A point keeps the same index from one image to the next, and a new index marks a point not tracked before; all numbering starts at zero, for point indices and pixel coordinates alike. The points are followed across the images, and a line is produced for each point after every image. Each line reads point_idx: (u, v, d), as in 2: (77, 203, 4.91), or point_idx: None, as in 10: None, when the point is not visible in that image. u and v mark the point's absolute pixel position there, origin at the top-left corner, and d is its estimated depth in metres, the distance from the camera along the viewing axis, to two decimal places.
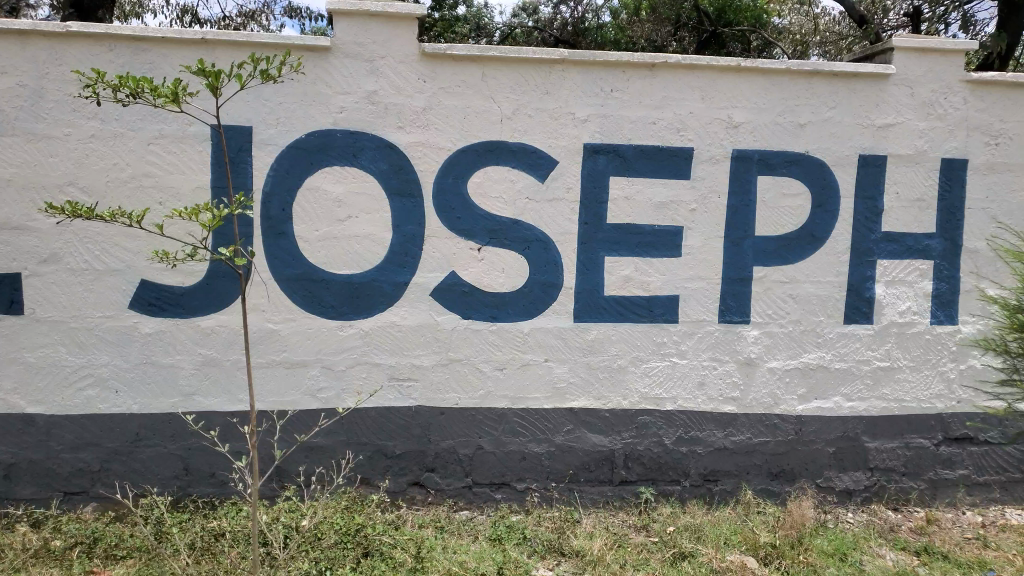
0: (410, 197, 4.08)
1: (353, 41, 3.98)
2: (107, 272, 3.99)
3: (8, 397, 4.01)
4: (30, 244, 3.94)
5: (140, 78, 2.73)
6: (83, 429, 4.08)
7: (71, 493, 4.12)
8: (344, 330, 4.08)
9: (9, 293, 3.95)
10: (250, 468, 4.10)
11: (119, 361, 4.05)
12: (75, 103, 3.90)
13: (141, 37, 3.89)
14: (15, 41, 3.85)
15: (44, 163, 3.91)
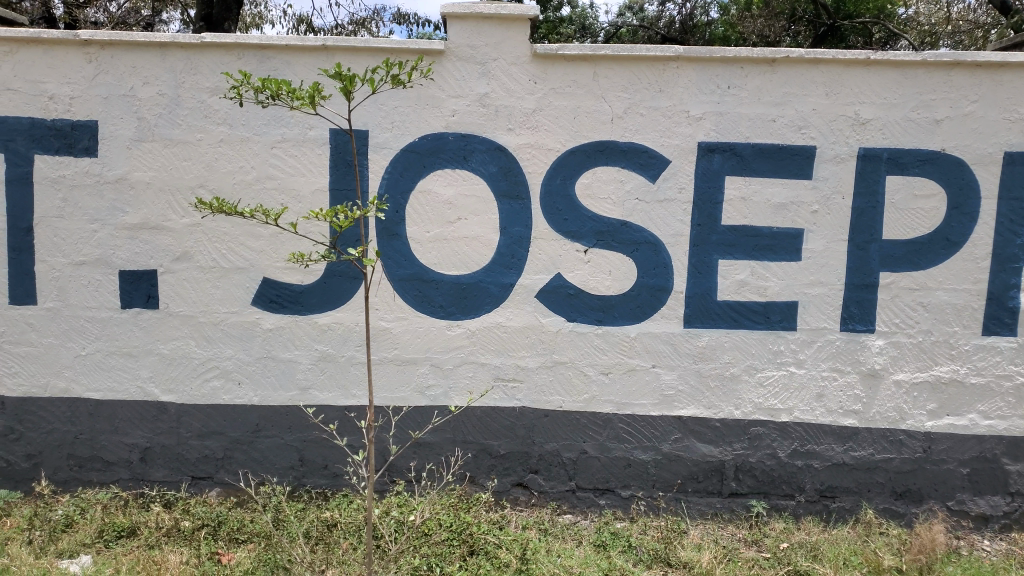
0: (518, 199, 4.09)
1: (466, 44, 4.02)
2: (232, 270, 4.21)
3: (145, 385, 4.30)
4: (165, 242, 4.20)
5: (281, 80, 2.82)
6: (209, 419, 4.32)
7: (198, 478, 4.37)
8: (452, 330, 4.13)
9: (147, 289, 4.23)
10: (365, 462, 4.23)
11: (243, 354, 4.26)
12: (208, 110, 4.13)
13: (268, 45, 4.08)
14: (156, 52, 4.12)
15: (180, 167, 4.16)
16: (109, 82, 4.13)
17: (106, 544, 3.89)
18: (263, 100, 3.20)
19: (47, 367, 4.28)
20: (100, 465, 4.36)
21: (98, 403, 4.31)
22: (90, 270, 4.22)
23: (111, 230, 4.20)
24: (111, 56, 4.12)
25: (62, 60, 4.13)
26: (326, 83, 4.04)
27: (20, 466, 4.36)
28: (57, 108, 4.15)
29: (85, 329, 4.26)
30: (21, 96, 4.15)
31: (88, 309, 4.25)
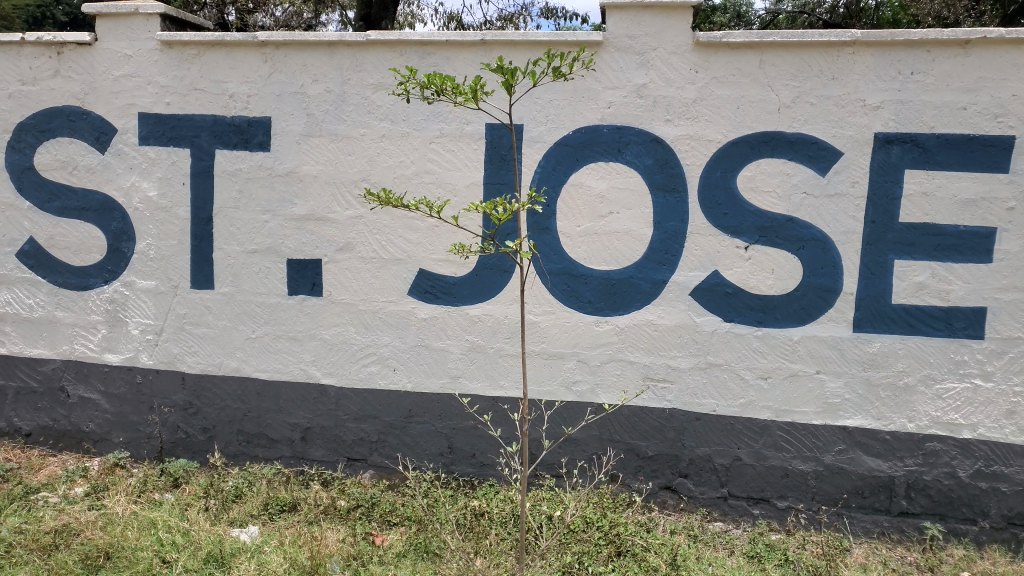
0: (674, 192, 3.96)
1: (626, 35, 3.94)
2: (390, 261, 4.37)
3: (307, 368, 4.53)
4: (330, 233, 4.41)
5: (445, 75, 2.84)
6: (365, 402, 4.49)
7: (353, 460, 4.56)
8: (601, 326, 4.07)
9: (312, 277, 4.45)
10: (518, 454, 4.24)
11: (398, 342, 4.41)
12: (371, 106, 4.30)
13: (428, 41, 4.18)
14: (324, 51, 4.32)
15: (344, 161, 4.36)
16: (282, 80, 4.38)
17: (271, 516, 4.14)
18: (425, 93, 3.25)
19: (221, 347, 4.60)
20: (265, 441, 4.64)
21: (265, 383, 4.59)
22: (262, 258, 4.49)
23: (281, 220, 4.45)
24: (284, 56, 4.36)
25: (241, 60, 4.42)
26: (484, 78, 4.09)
27: (196, 438, 4.71)
28: (236, 105, 4.45)
29: (256, 313, 4.54)
30: (206, 95, 4.48)
31: (259, 294, 4.52)
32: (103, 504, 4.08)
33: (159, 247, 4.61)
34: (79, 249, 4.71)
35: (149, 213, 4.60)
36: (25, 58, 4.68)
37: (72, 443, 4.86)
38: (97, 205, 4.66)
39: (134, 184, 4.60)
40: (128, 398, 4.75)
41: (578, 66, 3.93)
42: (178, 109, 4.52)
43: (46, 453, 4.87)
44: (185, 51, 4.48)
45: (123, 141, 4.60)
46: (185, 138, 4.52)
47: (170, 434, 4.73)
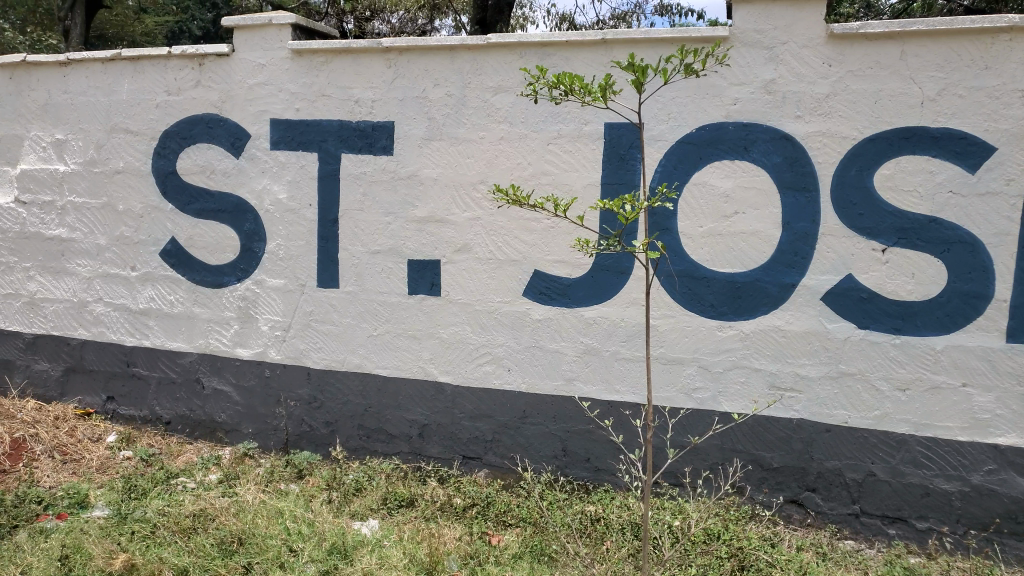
0: (805, 192, 3.78)
1: (753, 29, 3.79)
2: (507, 262, 4.39)
3: (425, 366, 4.61)
4: (449, 234, 4.49)
5: (574, 75, 2.80)
6: (481, 401, 4.53)
7: (469, 458, 4.60)
8: (723, 331, 3.93)
9: (431, 278, 4.55)
10: (641, 462, 4.14)
11: (513, 342, 4.42)
12: (490, 109, 4.35)
13: (549, 42, 4.19)
14: (446, 55, 4.42)
15: (463, 163, 4.43)
16: (405, 85, 4.51)
17: (389, 511, 4.24)
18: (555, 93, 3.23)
19: (344, 343, 4.76)
20: (384, 436, 4.76)
21: (385, 379, 4.71)
22: (384, 258, 4.62)
23: (403, 222, 4.57)
24: (408, 61, 4.50)
25: (367, 67, 4.58)
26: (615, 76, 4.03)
27: (319, 431, 4.89)
28: (361, 111, 4.61)
29: (377, 312, 4.67)
30: (333, 101, 4.66)
31: (381, 293, 4.65)
32: (236, 492, 4.30)
33: (288, 247, 4.81)
34: (215, 249, 4.99)
35: (279, 215, 4.81)
36: (170, 69, 5.01)
37: (207, 432, 5.14)
38: (232, 207, 4.92)
39: (265, 187, 4.83)
40: (258, 391, 4.99)
41: (711, 62, 3.80)
42: (307, 115, 4.71)
43: (184, 441, 5.18)
44: (314, 59, 4.68)
45: (256, 146, 4.83)
46: (313, 142, 4.71)
47: (296, 427, 4.93)
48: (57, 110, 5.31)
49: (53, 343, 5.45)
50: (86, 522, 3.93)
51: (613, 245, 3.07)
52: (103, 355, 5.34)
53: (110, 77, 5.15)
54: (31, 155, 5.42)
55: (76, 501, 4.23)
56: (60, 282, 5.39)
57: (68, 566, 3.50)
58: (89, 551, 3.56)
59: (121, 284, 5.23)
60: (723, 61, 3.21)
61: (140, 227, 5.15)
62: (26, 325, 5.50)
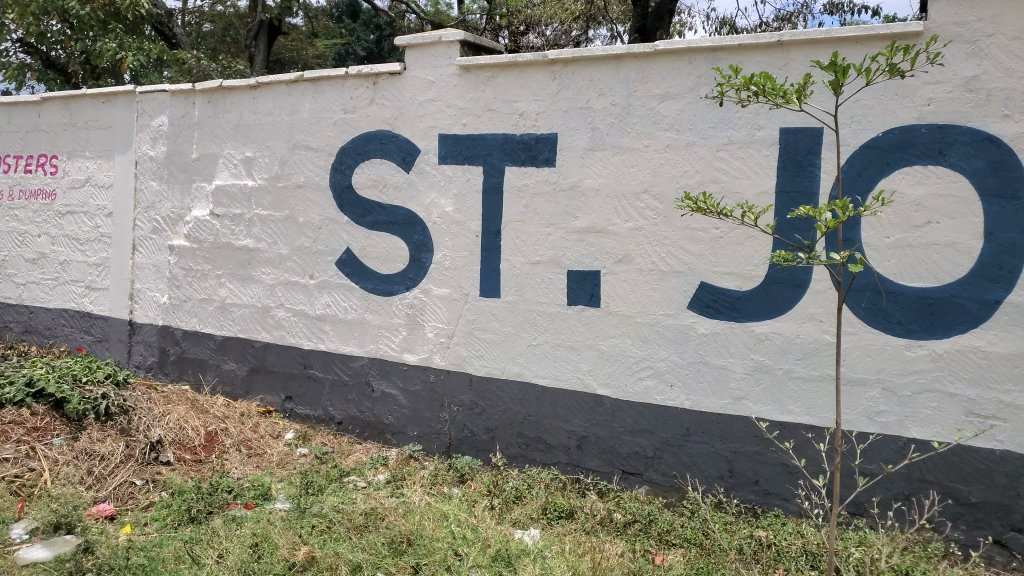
0: (1012, 199, 3.42)
1: (952, 22, 3.50)
2: (671, 273, 4.29)
3: (585, 377, 4.59)
4: (610, 245, 4.45)
5: (768, 76, 2.74)
6: (641, 416, 4.44)
7: (628, 473, 4.52)
8: (912, 350, 3.63)
9: (591, 289, 4.52)
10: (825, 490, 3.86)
11: (677, 357, 4.31)
12: (656, 117, 4.29)
13: (719, 47, 4.08)
14: (612, 65, 4.41)
15: (628, 173, 4.38)
16: (569, 96, 4.53)
17: (550, 521, 4.24)
18: (743, 97, 3.18)
19: (505, 352, 4.83)
20: (543, 446, 4.77)
21: (544, 389, 4.72)
22: (544, 269, 4.65)
23: (564, 233, 4.58)
24: (573, 72, 4.52)
25: (532, 79, 4.65)
26: (813, 75, 3.80)
27: (480, 438, 4.98)
28: (525, 123, 4.68)
29: (537, 322, 4.70)
30: (498, 115, 4.77)
31: (541, 304, 4.68)
32: (403, 493, 4.46)
33: (454, 258, 4.96)
34: (386, 258, 5.23)
35: (445, 227, 4.98)
36: (347, 89, 5.32)
37: (375, 433, 5.38)
38: (402, 219, 5.15)
39: (433, 200, 5.01)
40: (423, 396, 5.16)
41: (921, 60, 3.50)
42: (473, 129, 4.85)
43: (354, 441, 5.45)
44: (481, 74, 4.81)
45: (425, 161, 5.03)
46: (478, 156, 4.83)
47: (458, 432, 5.05)
48: (247, 130, 5.77)
49: (240, 344, 5.91)
50: (271, 513, 4.22)
51: (806, 254, 2.95)
52: (284, 356, 5.72)
53: (294, 98, 5.54)
54: (224, 171, 5.92)
55: (261, 493, 4.55)
56: (247, 288, 5.83)
57: (258, 553, 3.75)
58: (276, 541, 3.80)
59: (301, 291, 5.59)
60: (933, 60, 3.00)
61: (318, 238, 5.49)
62: (218, 327, 6.00)
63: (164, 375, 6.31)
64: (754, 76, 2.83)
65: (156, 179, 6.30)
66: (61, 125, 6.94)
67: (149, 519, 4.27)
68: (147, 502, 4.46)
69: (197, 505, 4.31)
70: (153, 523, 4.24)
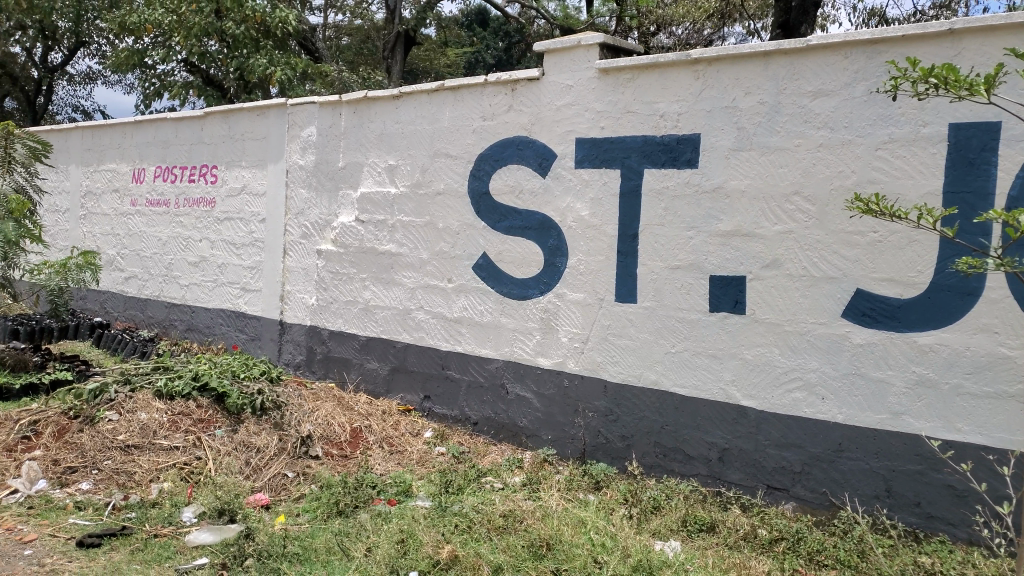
0: None
1: None
2: (823, 280, 4.07)
3: (727, 387, 4.43)
4: (756, 250, 4.28)
5: (952, 67, 2.63)
6: (789, 429, 4.23)
7: (774, 488, 4.31)
8: None
9: (735, 295, 4.36)
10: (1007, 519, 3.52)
11: (829, 368, 4.08)
12: (808, 115, 4.09)
13: (881, 39, 3.83)
14: (760, 62, 4.24)
15: (776, 174, 4.20)
16: (714, 96, 4.40)
17: (690, 534, 4.12)
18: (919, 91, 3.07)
19: (642, 359, 4.74)
20: (682, 457, 4.64)
21: (683, 398, 4.60)
22: (685, 274, 4.53)
23: (706, 237, 4.45)
24: (717, 71, 4.39)
25: (674, 79, 4.55)
26: (1003, 64, 3.50)
27: (616, 445, 4.90)
28: (666, 125, 4.58)
29: (677, 328, 4.58)
30: (637, 117, 4.70)
31: (681, 310, 4.56)
32: (540, 496, 4.47)
33: (589, 262, 4.93)
34: (521, 263, 5.27)
35: (581, 231, 4.95)
36: (486, 95, 5.42)
37: (510, 435, 5.43)
38: (538, 224, 5.17)
39: (569, 205, 5.00)
40: (557, 400, 5.16)
41: None
42: (612, 132, 4.80)
43: (490, 442, 5.52)
44: (620, 76, 4.76)
45: (562, 165, 5.03)
46: (616, 159, 4.78)
47: (592, 438, 5.00)
48: (390, 138, 5.99)
49: (381, 344, 6.14)
50: (413, 510, 4.34)
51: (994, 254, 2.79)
52: (423, 357, 5.89)
53: (435, 107, 5.70)
54: (369, 179, 6.16)
55: (403, 490, 4.69)
56: (389, 291, 6.05)
57: (405, 549, 3.84)
58: (421, 538, 3.88)
59: (439, 295, 5.73)
60: None
61: (456, 243, 5.62)
62: (361, 328, 6.26)
63: (312, 372, 6.64)
64: (935, 68, 2.74)
65: (305, 187, 6.65)
66: (221, 137, 7.46)
67: (301, 509, 4.50)
68: (298, 494, 4.71)
69: (344, 499, 4.49)
70: (304, 514, 4.46)
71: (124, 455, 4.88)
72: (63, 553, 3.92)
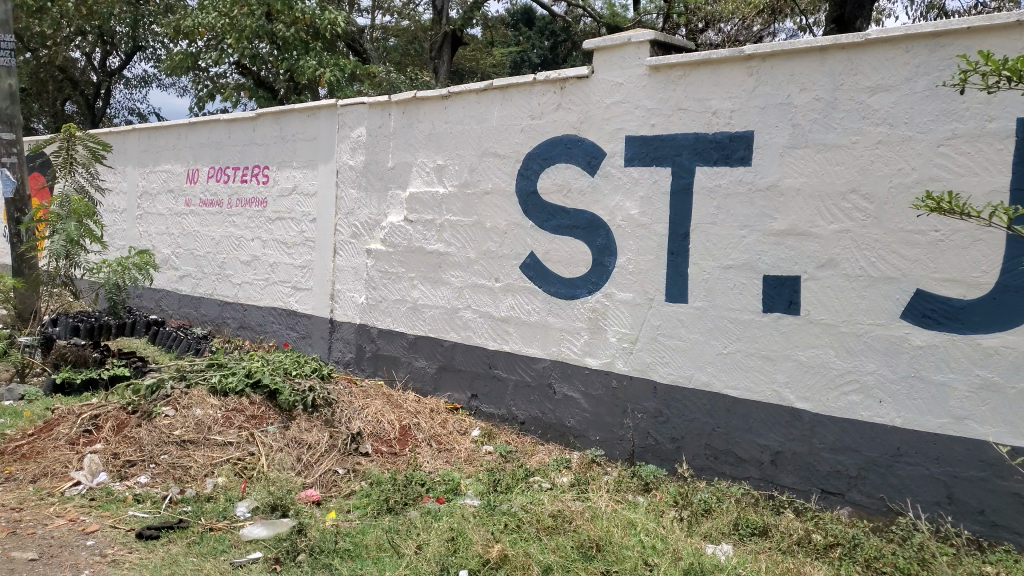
0: None
1: None
2: (881, 280, 3.96)
3: (780, 389, 4.35)
4: (811, 249, 4.19)
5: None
6: (844, 433, 4.13)
7: (828, 493, 4.21)
8: None
9: (789, 295, 4.28)
10: None
11: (887, 370, 3.97)
12: (866, 110, 3.98)
13: (944, 32, 3.72)
14: (816, 57, 4.15)
15: (832, 171, 4.10)
16: (767, 92, 4.32)
17: (742, 537, 4.05)
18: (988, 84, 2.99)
19: (693, 360, 4.68)
20: (733, 459, 4.56)
21: (735, 400, 4.53)
22: (737, 274, 4.46)
23: (759, 236, 4.37)
24: (771, 67, 4.31)
25: (726, 76, 4.48)
26: None
27: (665, 446, 4.85)
28: (718, 122, 4.51)
29: (729, 329, 4.52)
30: (688, 114, 4.64)
31: (733, 311, 4.49)
32: (589, 497, 4.45)
33: (639, 261, 4.88)
34: (570, 262, 5.25)
35: (631, 230, 4.91)
36: (535, 95, 5.41)
37: (558, 435, 5.41)
38: (587, 223, 5.14)
39: (619, 204, 4.96)
40: (605, 401, 5.12)
41: None
42: (662, 130, 4.75)
43: (537, 441, 5.51)
44: (671, 73, 4.71)
45: (611, 164, 4.99)
46: (666, 157, 4.73)
47: (641, 439, 4.95)
48: (439, 138, 6.02)
49: (429, 343, 6.18)
50: (462, 508, 4.36)
51: None
52: (470, 356, 5.90)
53: (483, 106, 5.71)
54: (418, 179, 6.21)
55: (451, 488, 4.72)
56: (437, 290, 6.09)
57: (455, 547, 3.85)
58: (471, 537, 3.88)
59: (487, 294, 5.74)
60: None
61: (504, 243, 5.62)
62: (410, 326, 6.31)
63: (361, 370, 6.72)
64: (1009, 61, 2.66)
65: (355, 187, 6.73)
66: (273, 139, 7.60)
67: (351, 506, 4.56)
68: (349, 490, 4.76)
69: (394, 496, 4.53)
70: (355, 510, 4.51)
71: (181, 449, 4.99)
72: (123, 545, 4.03)
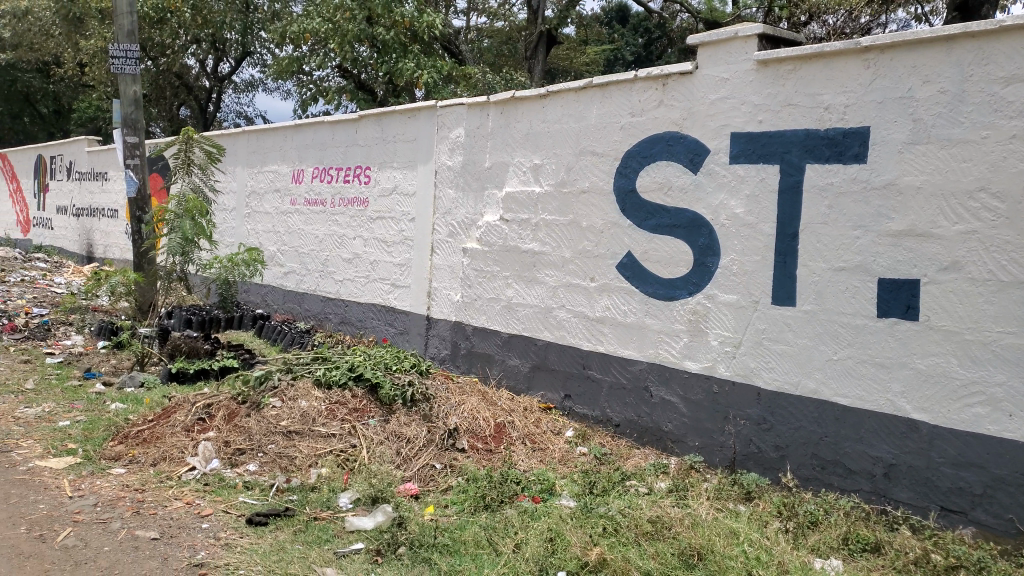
0: None
1: None
2: (1012, 284, 3.69)
3: (895, 399, 4.11)
4: (932, 251, 3.95)
5: None
6: (967, 448, 3.87)
7: (949, 510, 3.94)
8: None
9: (906, 300, 4.04)
10: None
11: (1018, 382, 3.69)
12: (999, 103, 3.72)
13: None
14: (942, 47, 3.90)
15: (957, 169, 3.85)
16: (886, 86, 4.09)
17: (852, 553, 3.85)
18: None
19: (799, 366, 4.49)
20: (842, 471, 4.34)
21: (845, 409, 4.31)
22: (850, 276, 4.25)
23: (875, 237, 4.15)
24: (891, 59, 4.08)
25: (841, 69, 4.27)
26: None
27: (768, 455, 4.67)
28: (831, 118, 4.31)
29: (839, 334, 4.31)
30: (799, 110, 4.45)
31: (844, 315, 4.28)
32: (688, 503, 4.33)
33: (743, 262, 4.73)
34: (669, 262, 5.14)
35: (735, 230, 4.77)
36: (635, 92, 5.32)
37: (655, 438, 5.31)
38: (688, 223, 5.03)
39: (722, 202, 4.83)
40: (705, 406, 4.99)
41: None
42: (770, 126, 4.59)
43: (633, 444, 5.43)
44: (780, 68, 4.54)
45: (715, 162, 4.86)
46: (774, 155, 4.56)
47: (743, 446, 4.80)
48: (536, 138, 6.02)
49: (524, 342, 6.19)
50: (558, 509, 4.34)
51: None
52: (565, 356, 5.87)
53: (582, 105, 5.67)
54: (515, 178, 6.23)
55: (546, 488, 4.71)
56: (531, 290, 6.09)
57: (553, 548, 3.82)
58: (569, 539, 3.85)
59: (582, 294, 5.70)
60: None
61: (600, 242, 5.56)
62: (504, 325, 6.34)
63: (456, 367, 6.81)
64: None
65: (453, 187, 6.82)
66: (374, 139, 7.79)
67: (449, 501, 4.61)
68: (445, 485, 4.83)
69: (491, 493, 4.55)
70: (452, 506, 4.56)
71: (286, 439, 5.17)
72: (235, 529, 4.21)
